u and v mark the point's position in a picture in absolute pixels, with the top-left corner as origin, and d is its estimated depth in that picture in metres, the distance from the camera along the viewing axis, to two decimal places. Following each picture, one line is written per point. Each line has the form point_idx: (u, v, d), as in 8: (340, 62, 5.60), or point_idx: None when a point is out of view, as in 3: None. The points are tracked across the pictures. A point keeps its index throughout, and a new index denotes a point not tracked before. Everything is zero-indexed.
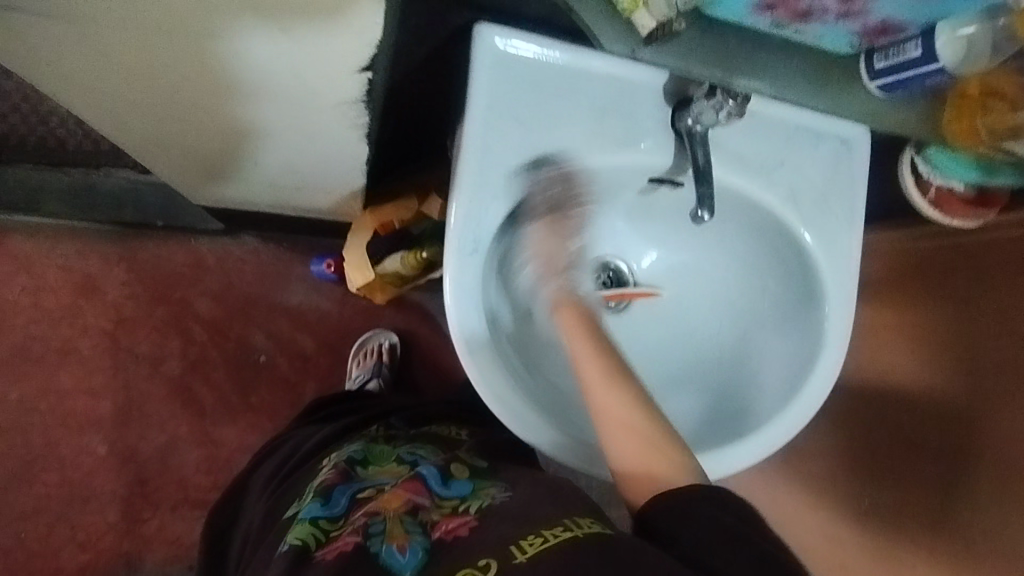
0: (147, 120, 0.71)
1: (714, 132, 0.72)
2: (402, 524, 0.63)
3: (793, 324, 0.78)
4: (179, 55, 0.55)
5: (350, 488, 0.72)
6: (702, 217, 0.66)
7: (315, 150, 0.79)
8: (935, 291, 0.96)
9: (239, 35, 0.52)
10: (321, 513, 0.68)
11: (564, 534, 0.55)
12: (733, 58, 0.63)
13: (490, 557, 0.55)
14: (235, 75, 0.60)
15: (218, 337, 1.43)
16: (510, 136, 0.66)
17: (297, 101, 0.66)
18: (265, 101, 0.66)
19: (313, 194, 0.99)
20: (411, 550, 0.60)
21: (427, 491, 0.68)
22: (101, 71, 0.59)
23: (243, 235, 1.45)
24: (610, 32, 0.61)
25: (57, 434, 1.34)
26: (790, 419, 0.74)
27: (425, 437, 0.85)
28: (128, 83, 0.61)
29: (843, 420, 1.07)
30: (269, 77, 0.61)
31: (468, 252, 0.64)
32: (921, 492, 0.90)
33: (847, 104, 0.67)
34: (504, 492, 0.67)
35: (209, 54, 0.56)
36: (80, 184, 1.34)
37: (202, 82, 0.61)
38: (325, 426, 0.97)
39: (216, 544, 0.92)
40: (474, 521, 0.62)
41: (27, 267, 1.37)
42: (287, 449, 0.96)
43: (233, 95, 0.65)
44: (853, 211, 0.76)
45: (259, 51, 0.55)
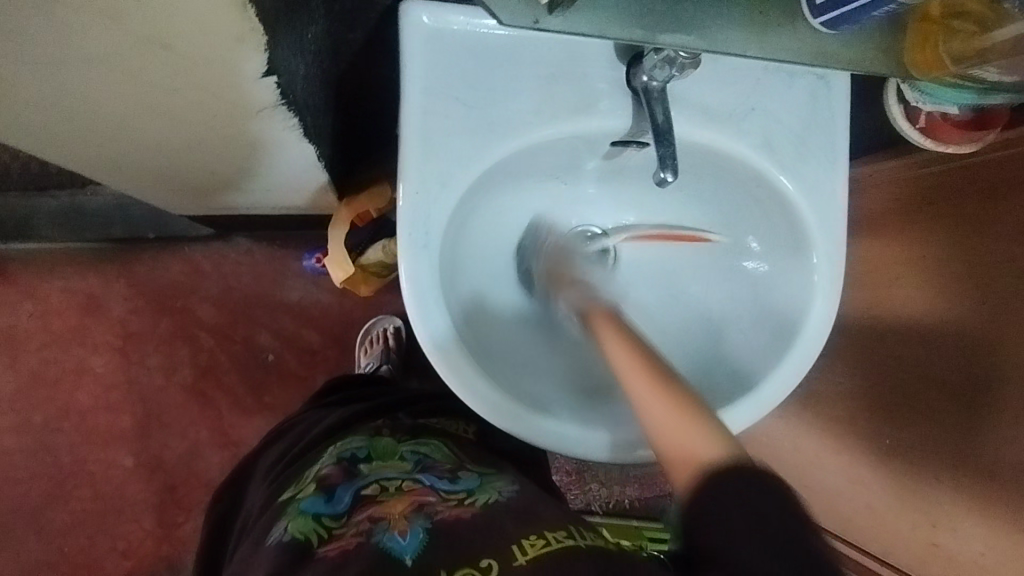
0: (92, 151, 0.72)
1: (673, 85, 0.68)
2: (405, 518, 0.60)
3: (783, 276, 0.74)
4: (75, 85, 0.55)
5: (353, 484, 0.68)
6: (665, 179, 0.62)
7: (261, 154, 0.77)
8: (939, 218, 0.90)
9: (121, 59, 0.51)
10: (324, 510, 0.65)
11: (566, 541, 0.56)
12: (653, 13, 0.58)
13: (491, 556, 0.54)
14: (142, 96, 0.59)
15: (225, 341, 1.44)
16: (450, 120, 0.63)
17: (216, 111, 0.64)
18: (186, 117, 0.65)
19: (283, 194, 0.97)
20: (412, 533, 0.58)
21: (433, 491, 0.65)
22: (21, 112, 0.59)
23: (235, 237, 1.45)
24: (507, 7, 0.56)
25: (84, 451, 1.38)
26: (785, 377, 0.70)
27: (430, 432, 0.82)
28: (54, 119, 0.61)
29: (859, 360, 1.04)
30: (177, 93, 0.59)
31: (421, 247, 0.63)
32: (940, 428, 0.86)
33: (792, 45, 0.61)
34: (510, 489, 0.67)
35: (104, 81, 0.55)
36: (68, 207, 1.34)
37: (116, 106, 0.60)
38: (330, 412, 0.92)
39: (218, 528, 0.89)
40: (477, 511, 0.61)
41: (32, 294, 1.39)
42: (291, 434, 0.91)
43: (153, 114, 0.63)
44: (837, 149, 0.71)
45: (160, 72, 0.54)
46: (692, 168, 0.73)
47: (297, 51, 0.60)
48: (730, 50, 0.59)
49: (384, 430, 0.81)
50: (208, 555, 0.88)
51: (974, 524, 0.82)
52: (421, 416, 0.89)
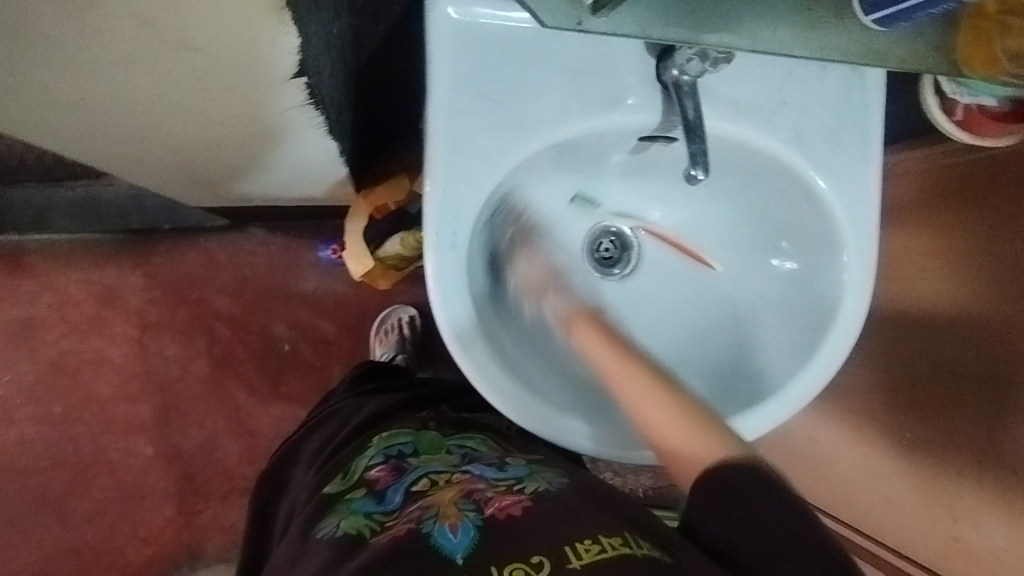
0: (116, 147, 0.71)
1: (703, 79, 0.66)
2: (455, 505, 0.60)
3: (811, 275, 0.72)
4: (109, 86, 0.55)
5: (404, 482, 0.68)
6: (696, 176, 0.61)
7: (290, 150, 0.77)
8: (965, 209, 0.88)
9: (157, 57, 0.51)
10: (374, 508, 0.65)
11: (622, 548, 0.52)
12: (695, 11, 0.56)
13: (544, 554, 0.53)
14: (175, 95, 0.59)
15: (241, 332, 1.45)
16: (478, 118, 0.62)
17: (247, 106, 0.64)
18: (218, 114, 0.64)
19: (303, 187, 0.96)
20: (462, 528, 0.57)
21: (481, 480, 0.66)
22: (47, 110, 0.58)
23: (250, 228, 1.45)
24: (551, 8, 0.54)
25: (104, 441, 1.39)
26: (813, 375, 0.69)
27: (474, 424, 0.81)
28: (82, 119, 0.61)
29: (881, 352, 1.02)
30: (211, 90, 0.59)
31: (448, 247, 0.62)
32: (963, 421, 0.85)
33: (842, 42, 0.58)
34: (560, 478, 0.67)
35: (139, 81, 0.55)
36: (83, 198, 1.34)
37: (148, 105, 0.60)
38: (368, 401, 0.91)
39: (258, 516, 0.88)
40: (528, 501, 0.60)
41: (49, 285, 1.39)
42: (332, 424, 0.90)
43: (185, 113, 0.63)
44: (871, 143, 0.69)
45: (185, 67, 0.53)
46: (721, 163, 0.71)
47: (323, 48, 0.59)
48: (776, 48, 0.57)
49: (430, 422, 0.80)
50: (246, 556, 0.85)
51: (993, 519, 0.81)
52: (462, 410, 0.89)
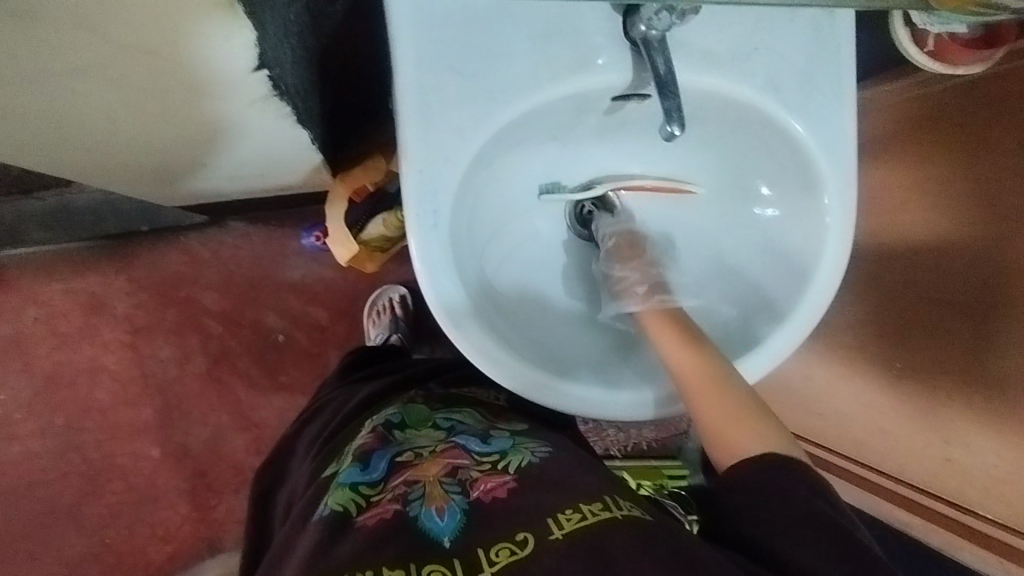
0: (93, 158, 0.72)
1: (672, 32, 0.65)
2: (440, 486, 0.63)
3: (792, 221, 0.73)
4: (58, 91, 0.53)
5: (388, 452, 0.69)
6: (673, 133, 0.61)
7: (255, 138, 0.76)
8: (942, 140, 0.89)
9: (100, 53, 0.50)
10: (360, 479, 0.66)
11: (602, 513, 0.58)
12: None
13: (528, 530, 0.57)
14: (127, 92, 0.57)
15: (233, 326, 1.44)
16: (447, 92, 0.61)
17: (204, 98, 0.63)
18: (176, 108, 0.63)
19: (278, 176, 0.95)
20: (449, 511, 0.60)
21: (466, 453, 0.68)
22: (18, 132, 0.58)
23: (230, 222, 1.43)
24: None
25: (110, 447, 1.40)
26: (801, 319, 0.70)
27: (462, 399, 0.83)
28: (36, 132, 0.60)
29: (866, 286, 1.04)
30: (162, 82, 0.57)
31: (429, 226, 0.61)
32: (949, 345, 0.87)
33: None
34: (542, 449, 0.70)
35: (86, 81, 0.53)
36: (55, 209, 1.31)
37: (102, 108, 0.59)
38: (361, 388, 0.92)
39: (259, 503, 0.88)
40: (513, 481, 0.63)
41: (33, 298, 1.38)
42: (328, 412, 0.91)
43: (139, 112, 0.62)
44: (845, 83, 0.69)
45: (144, 68, 0.54)
46: (696, 116, 0.71)
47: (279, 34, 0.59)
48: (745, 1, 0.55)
49: (417, 400, 0.82)
50: (249, 545, 0.84)
51: (983, 434, 0.84)
52: (451, 385, 0.90)
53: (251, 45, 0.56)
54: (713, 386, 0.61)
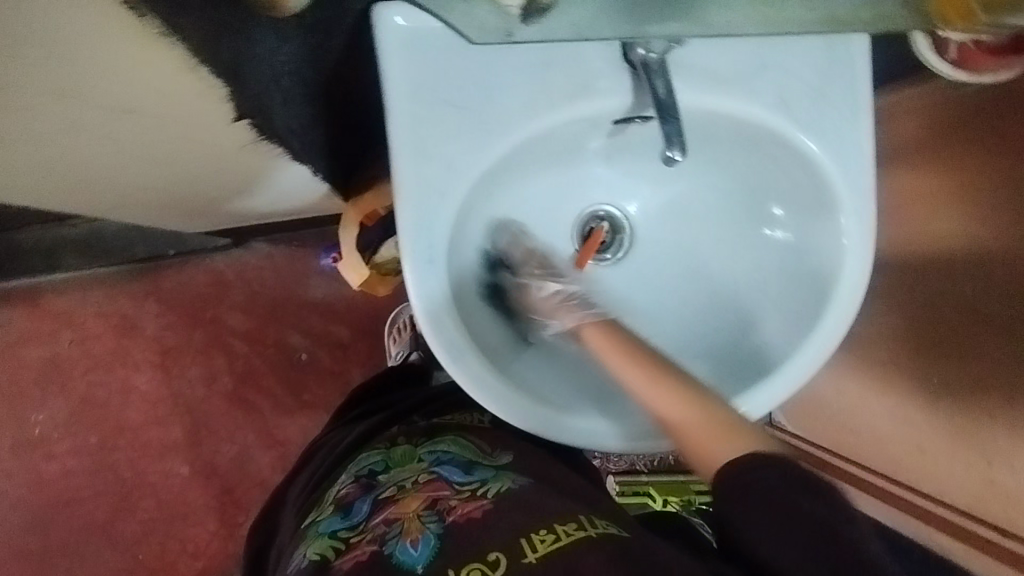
0: (102, 204, 0.76)
1: (672, 54, 0.63)
2: (418, 519, 0.63)
3: (808, 241, 0.70)
4: (51, 153, 0.57)
5: (372, 495, 0.69)
6: (674, 158, 0.59)
7: (255, 174, 0.78)
8: (972, 146, 0.85)
9: (75, 113, 0.53)
10: (341, 525, 0.67)
11: (576, 533, 0.57)
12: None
13: (500, 549, 0.58)
14: (116, 146, 0.61)
15: (258, 346, 1.47)
16: (440, 125, 0.60)
17: (190, 143, 0.66)
18: (166, 154, 0.66)
19: (287, 204, 0.96)
20: (424, 541, 0.60)
21: (446, 485, 0.67)
22: (25, 192, 0.63)
23: (253, 243, 1.46)
24: (478, 23, 0.55)
25: (142, 465, 1.44)
26: (820, 347, 0.67)
27: (447, 426, 0.80)
28: (42, 188, 0.64)
29: (898, 298, 1.00)
30: (144, 129, 0.60)
31: (425, 261, 0.60)
32: (983, 362, 0.84)
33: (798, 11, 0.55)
34: (524, 476, 0.68)
35: (73, 141, 0.57)
36: (87, 235, 1.36)
37: (96, 161, 0.62)
38: (353, 428, 0.90)
39: (256, 558, 0.87)
40: (489, 503, 0.63)
41: (68, 321, 1.42)
42: (321, 455, 0.89)
43: (132, 159, 0.65)
44: (860, 98, 0.66)
45: (125, 120, 0.57)
46: (703, 136, 0.68)
47: (265, 78, 0.59)
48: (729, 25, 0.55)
49: (399, 437, 0.79)
50: None
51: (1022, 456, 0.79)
52: (434, 414, 0.88)
53: (223, 95, 0.60)
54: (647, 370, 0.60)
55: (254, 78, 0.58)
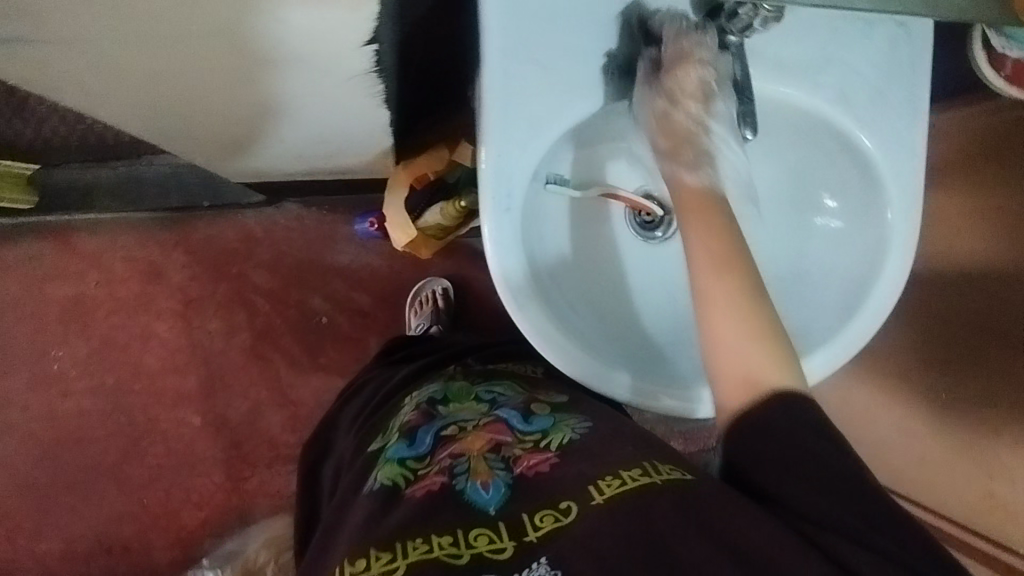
0: (175, 115, 0.77)
1: (749, 40, 0.67)
2: (485, 462, 0.66)
3: (856, 234, 0.74)
4: (171, 50, 0.61)
5: (434, 427, 0.73)
6: (745, 136, 0.63)
7: (339, 113, 0.81)
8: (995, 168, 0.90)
9: (205, 20, 0.56)
10: (407, 453, 0.70)
11: (641, 478, 0.58)
12: None
13: (571, 500, 0.59)
14: (228, 58, 0.64)
15: (280, 305, 1.49)
16: (529, 82, 0.63)
17: (296, 71, 0.68)
18: (271, 78, 0.69)
19: (346, 157, 1.00)
20: (494, 485, 0.63)
21: (508, 431, 0.70)
22: (129, 80, 0.66)
23: (286, 203, 1.48)
24: None
25: (155, 412, 1.45)
26: (853, 335, 0.73)
27: (501, 373, 0.86)
28: (149, 83, 0.67)
29: (914, 312, 1.03)
30: (264, 53, 0.63)
31: (502, 210, 0.64)
32: (989, 373, 0.88)
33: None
34: (583, 425, 0.70)
35: (194, 45, 0.60)
36: (126, 177, 1.37)
37: (205, 69, 0.65)
38: (399, 369, 0.95)
39: (306, 474, 0.90)
40: (555, 457, 0.65)
41: (96, 263, 1.44)
42: (372, 390, 0.92)
43: (239, 75, 0.68)
44: (918, 102, 0.70)
45: (252, 37, 0.60)
46: (765, 124, 0.72)
47: (387, 19, 0.63)
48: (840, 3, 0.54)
49: (458, 376, 0.85)
50: (299, 516, 0.84)
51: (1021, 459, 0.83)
52: (490, 359, 0.93)
53: (365, 17, 0.60)
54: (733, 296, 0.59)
55: (387, 15, 0.62)
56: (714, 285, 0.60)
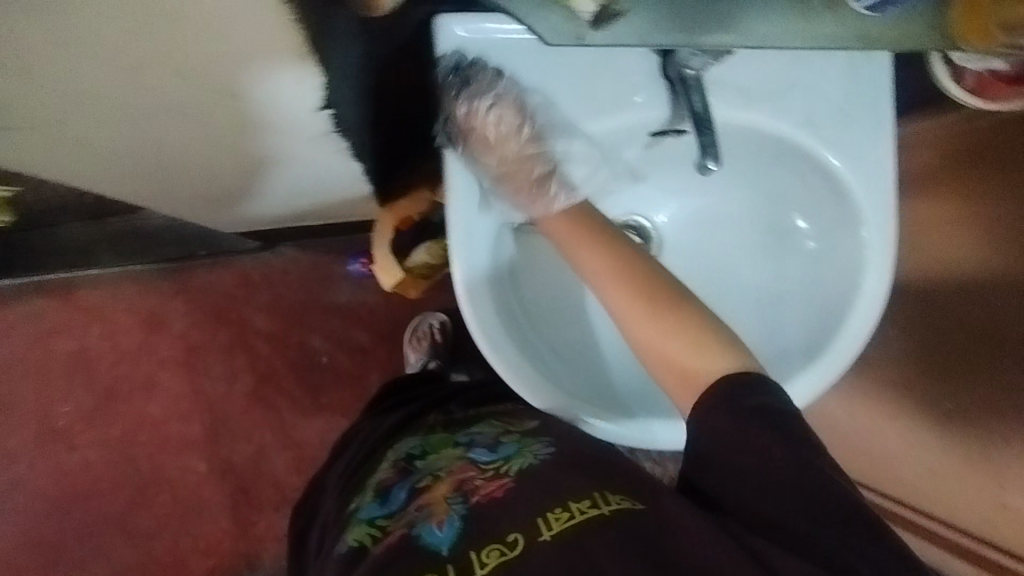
0: (154, 179, 0.81)
1: (707, 73, 0.68)
2: (446, 502, 0.68)
3: (828, 255, 0.74)
4: (131, 113, 0.64)
5: (407, 483, 0.74)
6: (708, 167, 0.63)
7: (309, 159, 0.84)
8: (969, 176, 0.90)
9: (153, 79, 0.59)
10: (379, 513, 0.71)
11: (589, 510, 0.62)
12: (691, 14, 0.57)
13: (518, 531, 0.62)
14: (186, 115, 0.67)
15: (281, 347, 1.50)
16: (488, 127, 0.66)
17: (255, 118, 0.71)
18: (233, 128, 0.72)
19: (332, 203, 1.02)
20: (448, 522, 0.65)
21: (472, 466, 0.73)
22: (101, 150, 0.70)
23: (282, 247, 1.50)
24: (552, 26, 0.56)
25: (161, 460, 1.46)
26: (830, 364, 0.71)
27: (483, 416, 0.85)
28: (121, 152, 0.71)
29: (909, 324, 1.01)
30: (220, 102, 0.66)
31: (468, 252, 0.67)
32: (990, 379, 0.85)
33: (834, 30, 0.57)
34: (546, 450, 0.70)
35: (150, 106, 0.63)
36: (125, 232, 1.36)
37: (168, 128, 0.69)
38: (384, 418, 0.94)
39: (296, 542, 0.89)
40: (511, 483, 0.68)
41: (99, 315, 1.46)
42: (358, 442, 0.92)
43: (203, 133, 0.71)
44: (883, 117, 0.70)
45: (204, 89, 0.63)
46: (731, 151, 0.73)
47: (340, 73, 0.64)
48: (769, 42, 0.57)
49: (438, 426, 0.85)
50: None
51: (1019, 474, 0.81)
52: (472, 404, 0.92)
53: (307, 61, 0.62)
54: (674, 331, 0.61)
55: (331, 65, 0.64)
56: (644, 322, 0.62)
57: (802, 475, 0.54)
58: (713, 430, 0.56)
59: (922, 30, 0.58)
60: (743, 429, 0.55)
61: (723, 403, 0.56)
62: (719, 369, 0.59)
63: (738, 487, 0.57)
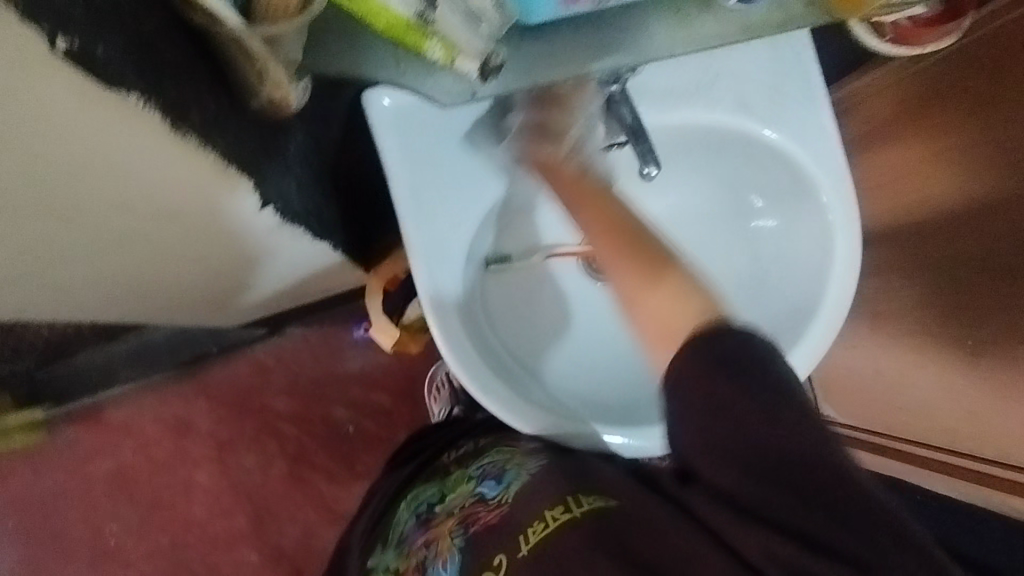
0: (150, 307, 0.88)
1: (631, 82, 0.70)
2: (451, 538, 0.74)
3: (792, 230, 0.75)
4: (108, 270, 0.70)
5: (420, 523, 0.81)
6: (651, 172, 0.67)
7: (281, 258, 0.88)
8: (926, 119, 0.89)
9: (112, 237, 0.65)
10: (394, 557, 0.82)
11: (563, 517, 0.64)
12: (586, 46, 0.64)
13: (503, 553, 0.67)
14: (153, 255, 0.72)
15: (306, 425, 1.52)
16: None
17: (219, 241, 0.76)
18: (201, 253, 0.77)
19: (319, 279, 1.06)
20: (451, 559, 0.72)
21: (478, 497, 0.76)
22: (93, 303, 0.77)
23: (288, 328, 1.53)
24: (444, 89, 0.64)
25: (215, 559, 1.49)
26: (815, 337, 0.72)
27: (492, 442, 0.87)
28: (111, 299, 0.78)
29: (902, 265, 0.96)
30: (181, 238, 0.71)
31: (442, 307, 0.70)
32: (1003, 307, 0.79)
33: (717, 29, 0.65)
34: (539, 463, 0.74)
35: (122, 260, 0.69)
36: (136, 349, 1.42)
37: (144, 271, 0.75)
38: (401, 468, 0.97)
39: None
40: (506, 509, 0.71)
41: (127, 432, 1.50)
42: (379, 498, 0.94)
43: (173, 263, 0.76)
44: (814, 86, 0.72)
45: (161, 230, 0.68)
46: (674, 151, 0.75)
47: (277, 164, 0.70)
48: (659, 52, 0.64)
49: (452, 464, 0.88)
50: None
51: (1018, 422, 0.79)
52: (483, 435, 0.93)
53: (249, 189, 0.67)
54: (666, 297, 0.56)
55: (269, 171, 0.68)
56: (647, 297, 0.57)
57: (773, 439, 0.50)
58: (682, 399, 0.52)
59: (801, 10, 0.65)
60: (713, 388, 0.51)
61: (698, 364, 0.52)
62: (686, 328, 0.54)
63: (717, 467, 0.53)
